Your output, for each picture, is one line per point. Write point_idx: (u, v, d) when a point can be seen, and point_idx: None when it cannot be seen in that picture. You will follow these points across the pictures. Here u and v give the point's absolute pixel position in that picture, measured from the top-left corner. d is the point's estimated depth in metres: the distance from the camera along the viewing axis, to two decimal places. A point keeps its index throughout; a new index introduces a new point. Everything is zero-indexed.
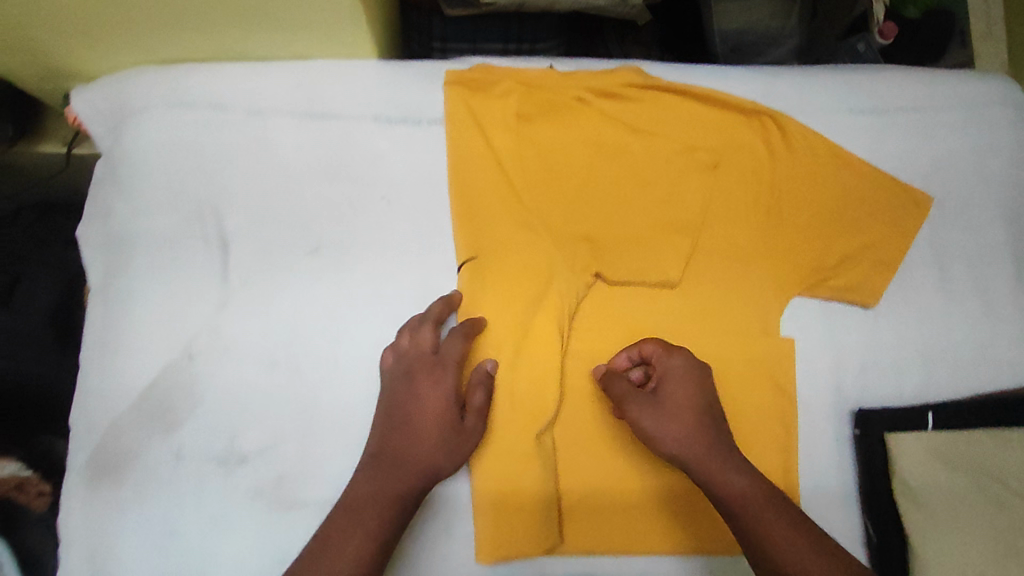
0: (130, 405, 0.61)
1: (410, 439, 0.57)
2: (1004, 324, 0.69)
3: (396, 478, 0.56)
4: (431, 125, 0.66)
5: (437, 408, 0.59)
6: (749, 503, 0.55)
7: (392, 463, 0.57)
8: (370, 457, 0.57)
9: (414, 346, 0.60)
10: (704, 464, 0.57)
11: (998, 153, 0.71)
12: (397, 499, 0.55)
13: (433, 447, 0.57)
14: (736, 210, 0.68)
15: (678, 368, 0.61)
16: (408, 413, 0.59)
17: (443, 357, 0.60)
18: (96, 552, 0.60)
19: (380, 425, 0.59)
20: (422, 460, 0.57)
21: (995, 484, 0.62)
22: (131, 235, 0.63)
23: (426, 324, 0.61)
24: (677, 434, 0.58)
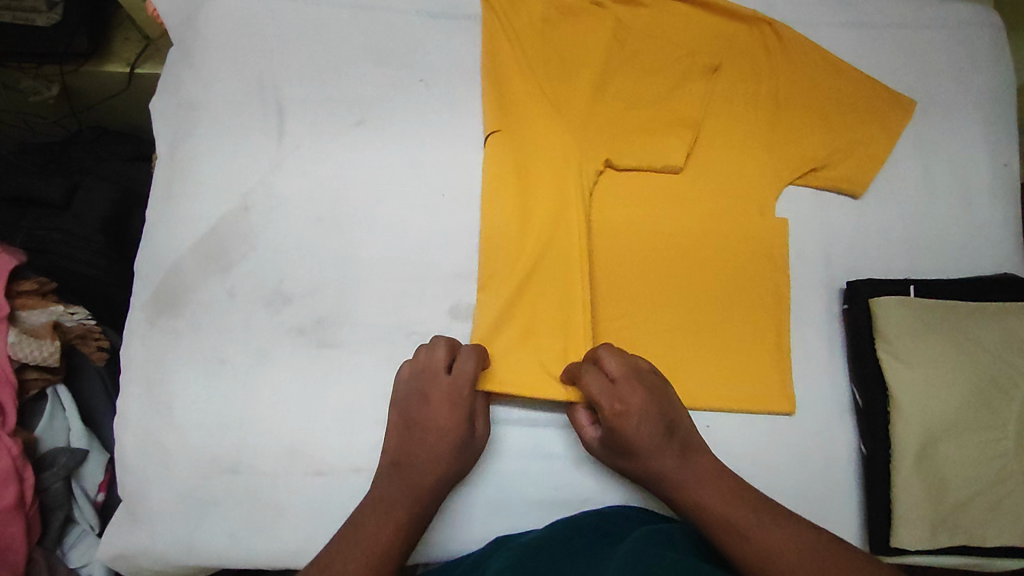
0: (192, 248, 0.69)
1: (426, 446, 0.61)
2: (981, 216, 0.75)
3: (417, 482, 0.60)
4: (466, 20, 0.77)
5: (449, 418, 0.62)
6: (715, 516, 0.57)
7: (410, 470, 0.61)
8: (388, 464, 0.62)
9: (428, 366, 0.63)
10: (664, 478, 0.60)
11: (972, 65, 0.79)
12: (418, 498, 0.60)
13: (447, 454, 0.61)
14: (735, 109, 0.75)
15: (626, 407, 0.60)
16: (422, 421, 0.62)
17: (455, 375, 0.62)
18: (152, 374, 0.67)
19: (396, 433, 0.63)
20: (440, 468, 0.61)
21: (972, 346, 0.67)
22: (199, 103, 0.72)
23: (441, 343, 0.63)
24: (635, 458, 0.61)
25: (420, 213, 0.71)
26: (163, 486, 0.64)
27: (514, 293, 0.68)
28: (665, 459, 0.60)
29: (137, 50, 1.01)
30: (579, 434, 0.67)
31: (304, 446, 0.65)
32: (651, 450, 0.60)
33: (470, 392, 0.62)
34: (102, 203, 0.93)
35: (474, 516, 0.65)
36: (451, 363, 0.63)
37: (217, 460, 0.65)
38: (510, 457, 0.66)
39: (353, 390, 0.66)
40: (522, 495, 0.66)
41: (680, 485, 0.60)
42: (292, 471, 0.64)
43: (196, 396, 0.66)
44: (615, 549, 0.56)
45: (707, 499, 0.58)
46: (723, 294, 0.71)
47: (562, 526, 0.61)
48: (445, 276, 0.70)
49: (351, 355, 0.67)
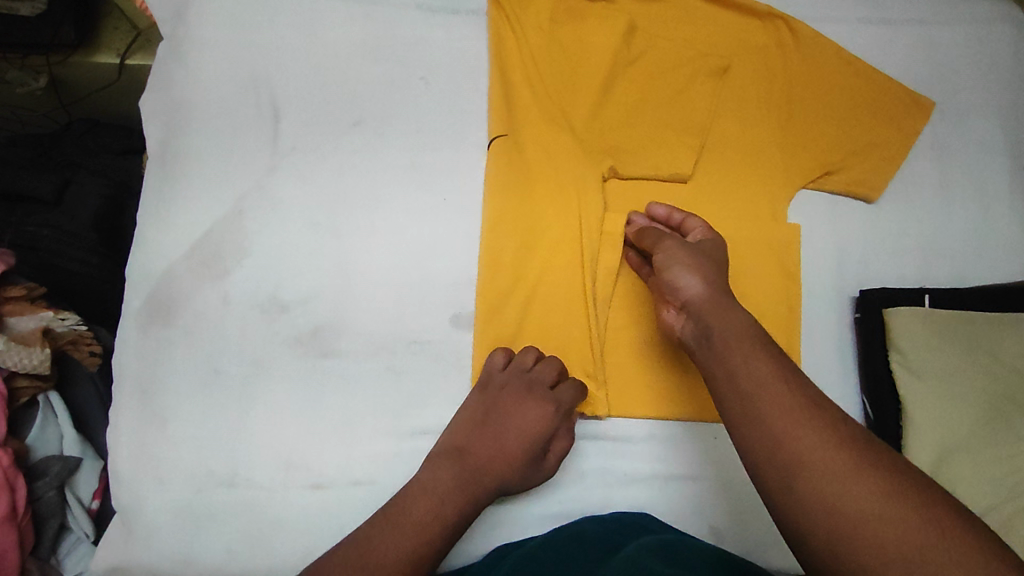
0: (185, 253, 0.67)
1: (496, 446, 0.63)
2: (1001, 222, 0.73)
3: (474, 477, 0.61)
4: (468, 15, 0.74)
5: (534, 432, 0.63)
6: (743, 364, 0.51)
7: (471, 465, 0.61)
8: (451, 449, 0.62)
9: (537, 375, 0.65)
10: (712, 300, 0.56)
11: (993, 64, 0.76)
12: (469, 499, 0.59)
13: (515, 465, 0.62)
14: (748, 108, 0.72)
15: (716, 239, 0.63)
16: (504, 425, 0.64)
17: (557, 397, 0.64)
18: (146, 384, 0.65)
19: (472, 425, 0.63)
20: (497, 475, 0.61)
21: (989, 359, 0.65)
22: (190, 102, 0.70)
23: (557, 360, 0.66)
24: (700, 269, 0.59)
25: (421, 217, 0.68)
26: (158, 498, 0.63)
27: (518, 306, 0.67)
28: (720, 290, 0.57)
29: (128, 40, 0.98)
30: (584, 446, 0.66)
31: (301, 458, 0.63)
32: (711, 272, 0.59)
33: (564, 416, 0.65)
34: (94, 199, 0.91)
35: (475, 531, 0.63)
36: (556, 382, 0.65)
37: (213, 473, 0.63)
38: None
39: (351, 399, 0.65)
40: (526, 509, 0.64)
41: (729, 318, 0.54)
42: (289, 484, 0.63)
43: (191, 406, 0.64)
44: (617, 555, 0.54)
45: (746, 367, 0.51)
46: (737, 297, 0.68)
47: (563, 534, 0.59)
48: (447, 283, 0.67)
49: (350, 365, 0.65)
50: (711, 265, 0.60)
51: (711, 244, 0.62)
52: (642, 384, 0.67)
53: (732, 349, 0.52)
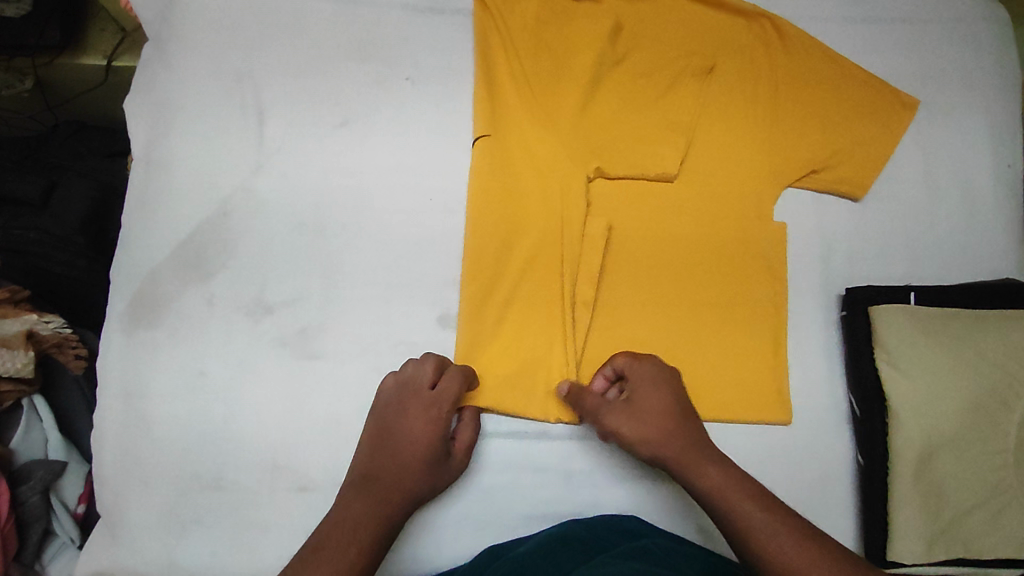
0: (169, 255, 0.66)
1: (397, 462, 0.61)
2: (986, 220, 0.73)
3: (384, 497, 0.59)
4: (454, 15, 0.74)
5: (428, 436, 0.61)
6: (724, 495, 0.55)
7: (378, 484, 0.59)
8: (359, 478, 0.60)
9: (413, 379, 0.63)
10: (683, 462, 0.59)
11: (978, 63, 0.77)
12: (383, 516, 0.58)
13: (420, 473, 0.60)
14: (733, 108, 0.73)
15: (652, 372, 0.63)
16: (399, 438, 0.62)
17: (438, 395, 0.62)
18: (130, 386, 0.64)
19: (368, 446, 0.62)
20: (406, 488, 0.60)
21: (978, 357, 0.65)
22: (175, 103, 0.69)
23: (429, 359, 0.63)
24: (658, 429, 0.60)
25: (406, 217, 0.68)
26: (143, 502, 0.62)
27: (505, 307, 0.66)
28: (686, 442, 0.60)
29: (114, 41, 0.97)
30: (572, 446, 0.66)
31: (287, 460, 0.63)
32: (666, 424, 0.61)
33: (450, 412, 0.62)
34: (82, 202, 0.90)
35: (463, 531, 0.63)
36: (436, 381, 0.63)
37: (198, 475, 0.63)
38: (489, 468, 0.64)
39: (337, 399, 0.64)
40: (512, 509, 0.64)
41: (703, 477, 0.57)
42: (275, 487, 0.63)
43: (176, 408, 0.64)
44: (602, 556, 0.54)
45: (721, 479, 0.56)
46: (724, 298, 0.69)
47: (548, 537, 0.59)
48: (433, 283, 0.67)
49: (337, 366, 0.65)
50: (666, 416, 0.61)
51: (653, 390, 0.62)
52: None
53: (713, 506, 0.56)
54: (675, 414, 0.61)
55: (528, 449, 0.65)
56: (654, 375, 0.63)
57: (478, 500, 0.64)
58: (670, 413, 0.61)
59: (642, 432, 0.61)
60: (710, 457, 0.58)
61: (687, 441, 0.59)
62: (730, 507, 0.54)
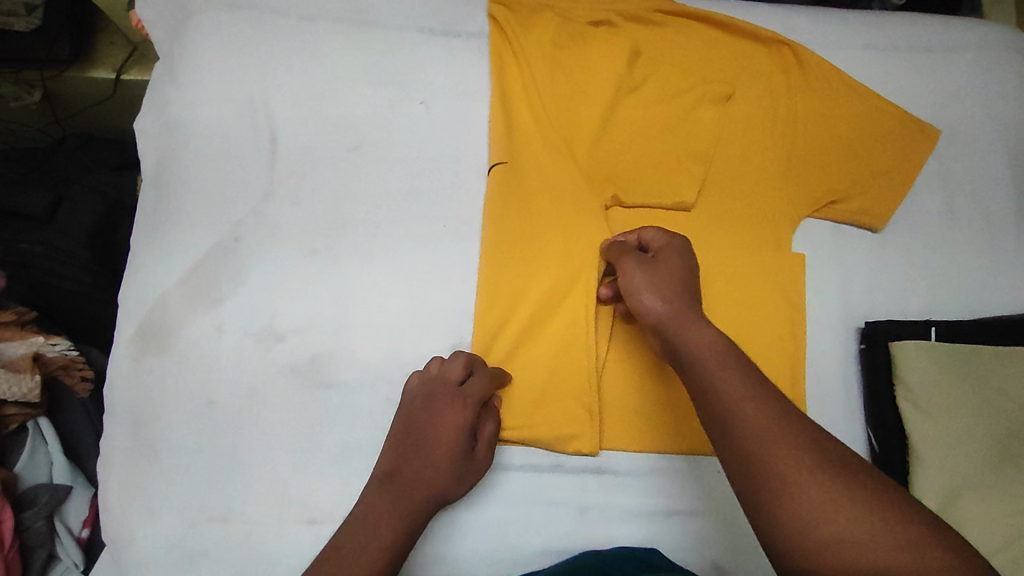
0: (179, 280, 0.65)
1: (422, 459, 0.60)
2: (1007, 254, 0.72)
3: (409, 495, 0.59)
4: (470, 38, 0.73)
5: (453, 434, 0.61)
6: (711, 351, 0.53)
7: (402, 483, 0.59)
8: (382, 474, 0.59)
9: (441, 376, 0.62)
10: (677, 320, 0.57)
11: (999, 92, 0.76)
12: (406, 514, 0.58)
13: (445, 468, 0.60)
14: (752, 135, 0.72)
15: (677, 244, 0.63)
16: (424, 435, 0.61)
17: (467, 391, 0.62)
18: (137, 414, 0.63)
19: (393, 441, 0.61)
20: (432, 485, 0.59)
21: (996, 395, 0.64)
22: (186, 125, 0.69)
23: (459, 357, 0.63)
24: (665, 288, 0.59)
25: (420, 244, 0.67)
26: (148, 533, 0.61)
27: (519, 337, 0.65)
28: (687, 304, 0.58)
29: (123, 55, 0.96)
30: (586, 479, 0.65)
31: (296, 492, 0.62)
32: (676, 287, 0.59)
33: (477, 408, 0.62)
34: (89, 215, 0.89)
35: (474, 566, 0.62)
36: (464, 378, 0.62)
37: (206, 507, 0.62)
38: (501, 501, 0.63)
39: (347, 430, 0.63)
40: (524, 543, 0.63)
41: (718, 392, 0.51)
42: (285, 519, 0.61)
43: (183, 437, 0.63)
44: None
45: (713, 341, 0.54)
46: (740, 329, 0.67)
47: (562, 569, 0.58)
48: (447, 312, 0.66)
49: (347, 396, 0.64)
50: (677, 285, 0.59)
51: (672, 254, 0.62)
52: (642, 416, 0.66)
53: (701, 362, 0.53)
54: (690, 290, 0.60)
55: (541, 482, 0.64)
56: (681, 250, 0.63)
57: (489, 535, 0.62)
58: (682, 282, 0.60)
59: (653, 275, 0.60)
60: (706, 325, 0.56)
61: (690, 307, 0.58)
62: (712, 360, 0.53)
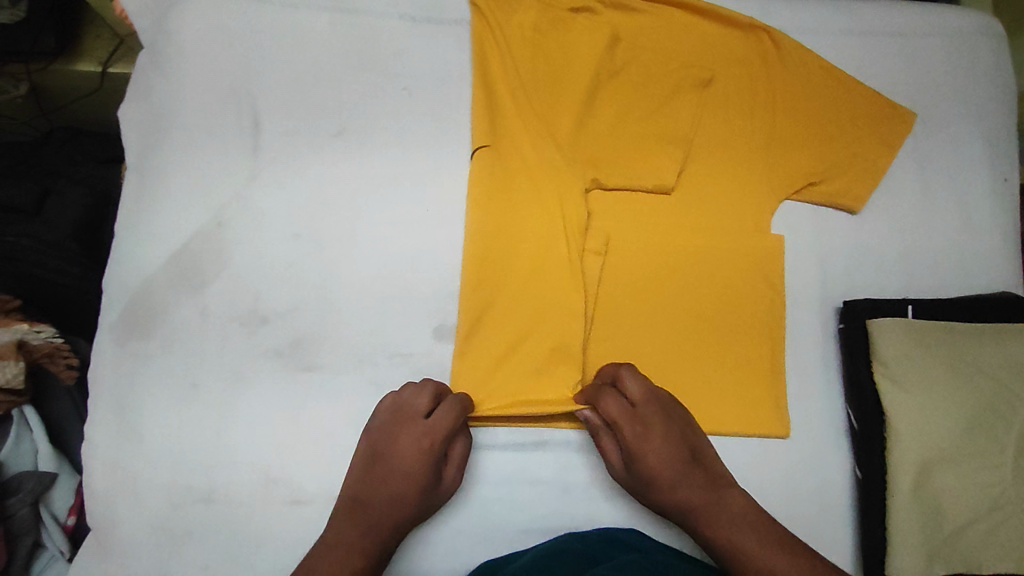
0: (163, 265, 0.66)
1: (386, 488, 0.59)
2: (983, 233, 0.73)
3: (373, 521, 0.58)
4: (452, 25, 0.74)
5: (417, 467, 0.59)
6: (741, 561, 0.55)
7: (368, 510, 0.58)
8: (348, 500, 0.59)
9: (408, 406, 0.61)
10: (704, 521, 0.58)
11: (974, 76, 0.77)
12: (372, 539, 0.57)
13: (409, 498, 0.59)
14: (731, 121, 0.73)
15: (647, 428, 0.60)
16: (389, 464, 0.60)
17: (433, 423, 0.60)
18: (122, 398, 0.63)
19: (359, 468, 0.61)
20: (395, 513, 0.58)
21: (972, 370, 0.65)
22: (170, 112, 0.69)
23: (427, 387, 0.62)
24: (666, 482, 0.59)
25: (403, 228, 0.68)
26: (133, 516, 0.61)
27: (501, 319, 0.66)
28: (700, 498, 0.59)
29: (110, 48, 0.97)
30: (568, 458, 0.65)
31: (281, 473, 0.62)
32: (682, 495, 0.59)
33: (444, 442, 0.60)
34: (75, 208, 0.90)
35: (458, 545, 0.62)
36: (431, 409, 0.61)
37: (190, 488, 0.62)
38: (484, 480, 0.64)
39: (331, 412, 0.64)
40: (507, 522, 0.63)
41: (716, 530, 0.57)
42: (269, 500, 0.62)
43: (168, 420, 0.63)
44: (600, 570, 0.54)
45: (738, 538, 0.56)
46: (720, 312, 0.68)
47: (544, 546, 0.59)
48: (430, 295, 0.67)
49: (331, 378, 0.64)
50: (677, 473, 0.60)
51: (655, 451, 0.60)
52: None
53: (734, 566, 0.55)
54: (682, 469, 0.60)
55: (524, 462, 0.65)
56: (658, 434, 0.60)
57: (473, 514, 0.63)
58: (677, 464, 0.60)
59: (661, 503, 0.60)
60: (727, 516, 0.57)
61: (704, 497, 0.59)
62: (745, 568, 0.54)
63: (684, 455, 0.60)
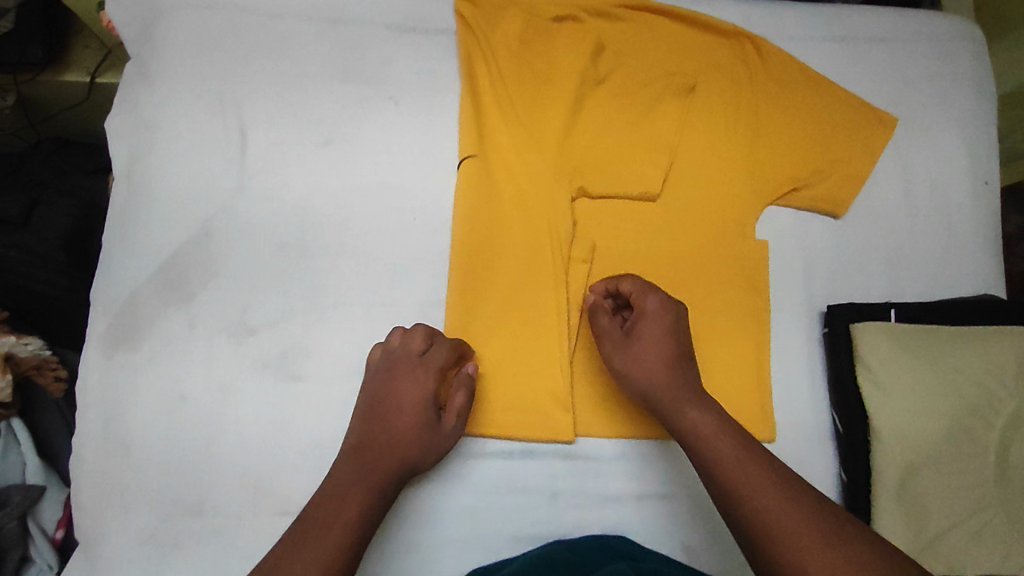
0: (150, 277, 0.66)
1: (385, 431, 0.60)
2: (965, 237, 0.74)
3: (374, 466, 0.58)
4: (438, 35, 0.75)
5: (416, 407, 0.60)
6: (712, 443, 0.54)
7: (368, 454, 0.58)
8: (348, 448, 0.59)
9: (401, 350, 0.62)
10: (670, 400, 0.58)
11: (955, 81, 0.78)
12: (373, 483, 0.57)
13: (408, 439, 0.59)
14: (715, 126, 0.73)
15: (656, 308, 0.62)
16: (386, 411, 0.60)
17: (427, 360, 0.62)
18: (109, 410, 0.63)
19: (359, 417, 0.61)
20: (397, 454, 0.59)
21: (954, 373, 0.65)
22: (155, 123, 0.69)
23: (418, 330, 0.63)
24: (646, 371, 0.60)
25: (390, 238, 0.68)
26: (121, 529, 0.61)
27: (489, 328, 0.66)
28: (679, 383, 0.59)
29: (98, 58, 0.97)
30: (556, 465, 0.66)
31: (270, 484, 0.62)
32: (665, 362, 0.60)
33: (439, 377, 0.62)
34: (63, 219, 0.90)
35: (447, 554, 0.62)
36: (426, 349, 0.62)
37: (179, 500, 0.62)
38: (473, 489, 0.64)
39: (319, 423, 0.64)
40: (497, 530, 0.63)
41: (692, 416, 0.56)
42: (258, 512, 0.62)
43: (156, 432, 0.63)
44: None
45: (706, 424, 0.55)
46: (707, 318, 0.69)
47: (532, 555, 0.59)
48: (417, 304, 0.67)
49: (318, 388, 0.65)
50: (665, 357, 0.60)
51: (651, 324, 0.62)
52: (613, 402, 0.67)
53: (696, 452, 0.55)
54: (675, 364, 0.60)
55: (512, 470, 0.65)
56: (660, 313, 0.62)
57: (462, 522, 0.63)
58: (668, 353, 0.61)
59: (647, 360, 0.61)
60: (703, 403, 0.57)
61: (679, 382, 0.59)
62: (710, 454, 0.54)
63: (677, 355, 0.61)
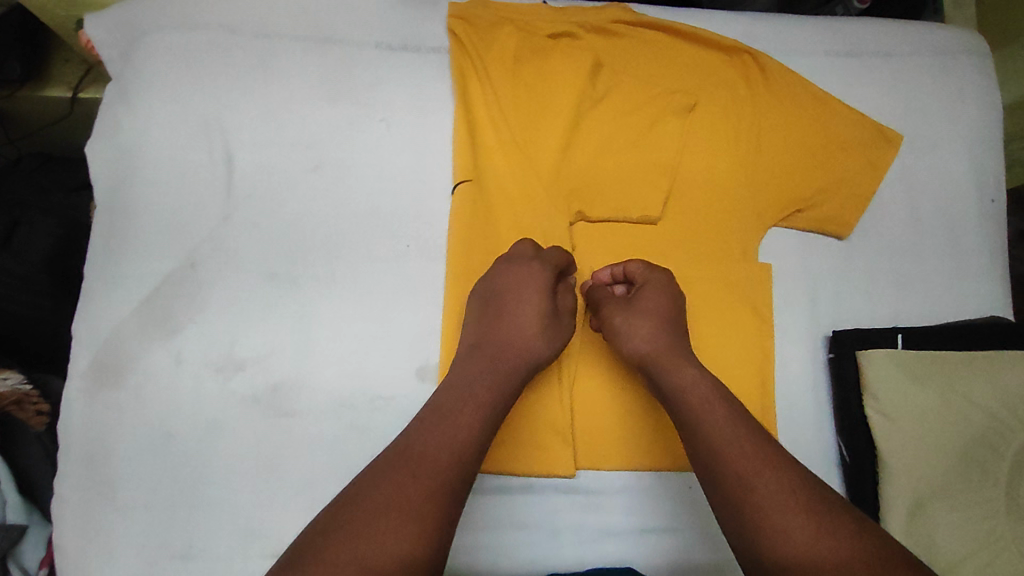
0: (133, 310, 0.63)
1: (506, 328, 0.60)
2: (971, 258, 0.73)
3: (497, 363, 0.58)
4: (430, 53, 0.72)
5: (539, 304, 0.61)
6: (699, 395, 0.56)
7: (490, 353, 0.58)
8: (467, 349, 0.59)
9: (515, 251, 0.63)
10: (664, 359, 0.59)
11: (961, 96, 0.76)
12: (501, 381, 0.57)
13: (528, 334, 0.60)
14: (716, 144, 0.71)
15: (661, 280, 0.64)
16: (503, 308, 0.61)
17: (542, 256, 0.63)
18: (93, 451, 0.61)
19: (474, 320, 0.61)
20: (519, 352, 0.59)
21: (962, 401, 0.64)
22: (138, 148, 0.66)
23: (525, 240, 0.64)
24: (643, 335, 0.60)
25: (383, 266, 0.66)
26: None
27: None
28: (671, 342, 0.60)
29: (79, 73, 0.94)
30: (557, 499, 0.64)
31: (260, 526, 0.60)
32: (660, 326, 0.61)
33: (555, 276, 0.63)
34: (46, 239, 0.86)
35: None
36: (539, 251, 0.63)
37: (166, 545, 0.60)
38: (470, 527, 0.62)
39: (311, 460, 0.62)
40: (495, 568, 0.62)
41: (680, 377, 0.58)
42: (248, 555, 0.60)
43: (141, 474, 0.61)
44: None
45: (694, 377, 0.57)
46: (709, 345, 0.67)
47: None
48: (412, 335, 0.65)
49: (310, 424, 0.62)
50: (662, 322, 0.61)
51: (653, 291, 0.63)
52: (614, 432, 0.65)
53: (682, 404, 0.56)
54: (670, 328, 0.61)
55: (511, 505, 0.63)
56: (665, 285, 0.63)
57: (460, 562, 0.61)
58: (665, 316, 0.62)
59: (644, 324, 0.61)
60: (692, 363, 0.59)
61: (673, 345, 0.60)
62: (699, 411, 0.55)
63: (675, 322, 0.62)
